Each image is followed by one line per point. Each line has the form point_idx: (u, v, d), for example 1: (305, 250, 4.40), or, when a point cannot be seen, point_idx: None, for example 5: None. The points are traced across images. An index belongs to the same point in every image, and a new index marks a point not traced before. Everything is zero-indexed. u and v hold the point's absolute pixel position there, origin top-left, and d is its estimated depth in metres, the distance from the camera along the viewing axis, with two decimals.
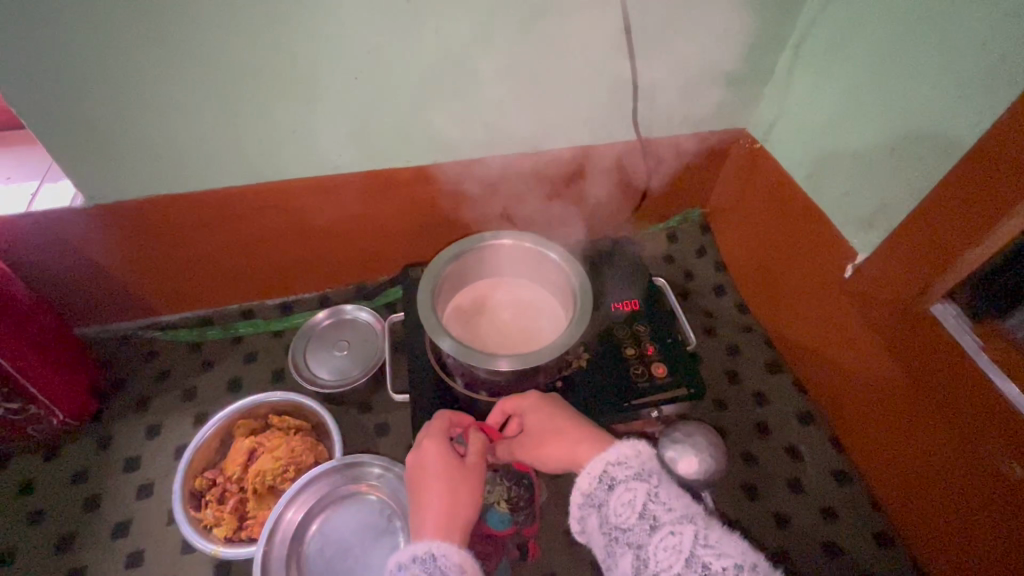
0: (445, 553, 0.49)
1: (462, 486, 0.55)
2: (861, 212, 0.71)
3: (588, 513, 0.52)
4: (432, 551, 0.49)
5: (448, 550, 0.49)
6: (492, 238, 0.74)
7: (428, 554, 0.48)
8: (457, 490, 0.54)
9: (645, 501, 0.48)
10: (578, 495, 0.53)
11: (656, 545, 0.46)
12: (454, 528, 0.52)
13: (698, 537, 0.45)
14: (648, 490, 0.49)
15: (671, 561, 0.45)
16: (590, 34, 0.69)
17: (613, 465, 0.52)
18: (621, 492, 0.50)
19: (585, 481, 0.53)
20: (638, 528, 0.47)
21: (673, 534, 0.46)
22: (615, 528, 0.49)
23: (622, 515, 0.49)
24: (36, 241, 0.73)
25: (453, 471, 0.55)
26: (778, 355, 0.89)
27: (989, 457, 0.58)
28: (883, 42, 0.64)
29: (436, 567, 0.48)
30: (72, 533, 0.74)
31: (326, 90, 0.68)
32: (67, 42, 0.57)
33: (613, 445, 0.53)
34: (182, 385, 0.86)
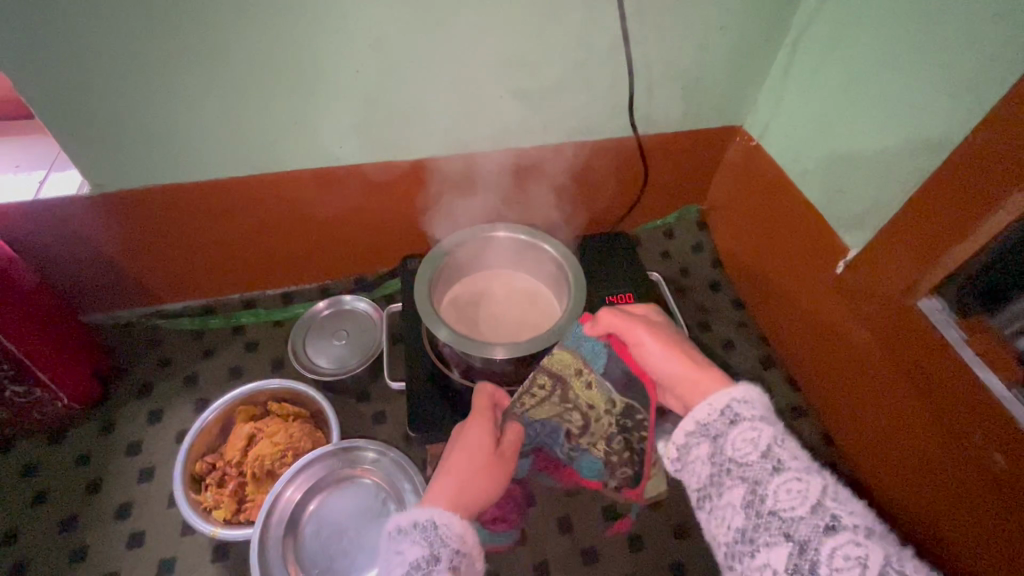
0: (447, 522, 0.45)
1: (491, 470, 0.53)
2: (852, 209, 0.72)
3: (696, 442, 0.46)
4: (435, 519, 0.45)
5: (451, 519, 0.46)
6: (489, 230, 0.75)
7: (431, 522, 0.45)
8: (483, 467, 0.52)
9: (770, 444, 0.42)
10: (687, 422, 0.47)
11: (778, 487, 0.41)
12: (465, 501, 0.49)
13: (827, 490, 0.40)
14: (776, 434, 0.43)
15: (794, 503, 0.40)
16: (589, 31, 0.71)
17: (740, 402, 0.45)
18: (746, 429, 0.44)
19: (702, 410, 0.47)
20: (759, 466, 0.42)
21: (800, 480, 0.41)
22: (731, 463, 0.43)
23: (742, 450, 0.43)
24: (43, 227, 0.75)
25: (486, 454, 0.54)
26: (772, 351, 0.91)
27: (971, 451, 0.59)
28: (875, 40, 0.64)
29: (436, 536, 0.44)
30: (75, 513, 0.75)
31: (328, 83, 0.70)
32: (76, 32, 0.58)
33: (742, 382, 0.46)
34: (184, 371, 0.88)
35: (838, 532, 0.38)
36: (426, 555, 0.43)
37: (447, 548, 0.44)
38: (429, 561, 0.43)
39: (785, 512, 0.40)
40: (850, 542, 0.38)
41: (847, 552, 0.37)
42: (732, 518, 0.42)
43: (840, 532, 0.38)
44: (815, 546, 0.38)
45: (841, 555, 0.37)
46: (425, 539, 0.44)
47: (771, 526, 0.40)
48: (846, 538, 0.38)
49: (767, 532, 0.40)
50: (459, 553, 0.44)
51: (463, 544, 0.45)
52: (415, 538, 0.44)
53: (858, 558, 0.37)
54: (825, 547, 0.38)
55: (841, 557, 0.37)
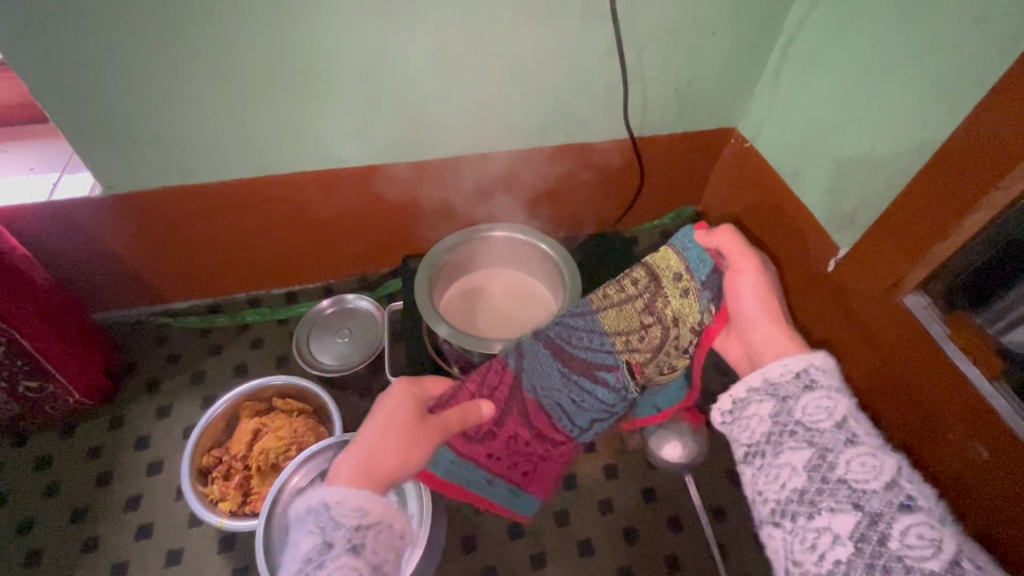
0: (338, 503, 0.43)
1: (414, 438, 0.47)
2: (843, 209, 0.74)
3: (760, 400, 0.47)
4: (326, 501, 0.43)
5: (342, 499, 0.43)
6: (488, 230, 0.77)
7: (322, 505, 0.43)
8: (408, 435, 0.47)
9: (845, 416, 0.44)
10: (755, 378, 0.48)
11: (852, 458, 0.42)
12: (378, 473, 0.45)
13: (901, 471, 0.41)
14: (851, 408, 0.44)
15: (868, 476, 0.41)
16: (584, 36, 0.73)
17: (818, 368, 0.46)
18: (821, 396, 0.45)
19: (775, 369, 0.48)
20: (831, 435, 0.43)
21: (876, 456, 0.42)
22: (800, 425, 0.44)
23: (815, 416, 0.44)
24: (56, 228, 0.78)
25: (412, 420, 0.48)
26: None
27: (958, 442, 0.61)
28: (863, 44, 0.66)
29: (327, 518, 0.42)
30: (86, 505, 0.77)
31: (332, 87, 0.72)
32: (90, 40, 0.61)
33: (819, 351, 0.47)
34: (191, 368, 0.90)
35: (913, 512, 0.39)
36: (318, 544, 0.42)
37: (342, 529, 0.42)
38: (322, 548, 0.42)
39: (857, 482, 0.41)
40: (923, 523, 0.39)
41: (920, 532, 0.38)
42: (793, 479, 0.43)
43: (915, 512, 0.39)
44: (887, 521, 0.39)
45: (914, 533, 0.38)
46: (317, 526, 0.43)
47: (838, 493, 0.41)
48: (922, 518, 0.39)
49: (833, 499, 0.41)
50: (359, 528, 0.43)
51: (363, 519, 0.43)
52: (308, 528, 0.43)
53: (932, 539, 0.38)
54: (898, 524, 0.39)
55: (914, 535, 0.38)
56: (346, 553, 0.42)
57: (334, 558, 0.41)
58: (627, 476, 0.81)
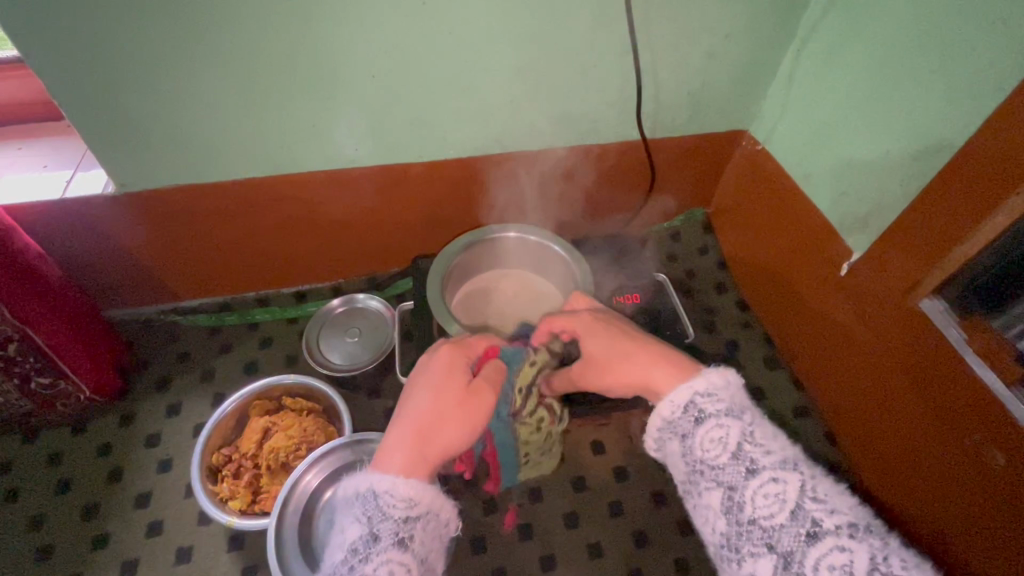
0: (390, 488, 0.43)
1: (466, 409, 0.48)
2: (857, 212, 0.74)
3: (668, 440, 0.48)
4: (377, 487, 0.43)
5: (393, 483, 0.43)
6: (499, 231, 0.77)
7: (371, 490, 0.43)
8: (457, 405, 0.48)
9: (739, 442, 0.44)
10: (656, 420, 0.49)
11: (755, 492, 0.42)
12: (426, 444, 0.46)
13: (805, 490, 0.41)
14: (744, 430, 0.44)
15: (772, 510, 0.41)
16: (598, 37, 0.72)
17: (700, 396, 0.47)
18: (713, 428, 0.45)
19: (666, 408, 0.48)
20: (732, 469, 0.43)
21: (776, 482, 0.42)
22: (702, 464, 0.45)
23: (713, 452, 0.44)
24: (70, 225, 0.78)
25: (456, 400, 0.48)
26: (777, 352, 0.92)
27: (972, 448, 0.60)
28: (879, 46, 0.66)
29: (377, 506, 0.42)
30: (96, 502, 0.78)
31: (344, 86, 0.72)
32: (106, 37, 0.61)
33: (704, 372, 0.48)
34: (201, 366, 0.90)
35: (821, 540, 0.39)
36: (365, 535, 0.42)
37: (389, 520, 0.42)
38: (368, 540, 0.41)
39: (764, 519, 0.41)
40: (833, 549, 0.38)
41: (831, 561, 0.38)
42: (716, 524, 0.44)
43: (822, 540, 0.39)
44: (800, 558, 0.39)
45: (825, 565, 0.38)
46: (364, 515, 0.42)
47: (752, 535, 0.41)
48: (829, 544, 0.38)
49: (751, 543, 0.41)
50: (406, 520, 0.42)
51: (410, 509, 0.43)
52: (354, 516, 0.43)
53: (843, 566, 0.38)
54: (809, 558, 0.39)
55: (826, 567, 0.38)
56: (392, 546, 0.41)
57: (382, 550, 0.41)
58: (637, 480, 0.81)
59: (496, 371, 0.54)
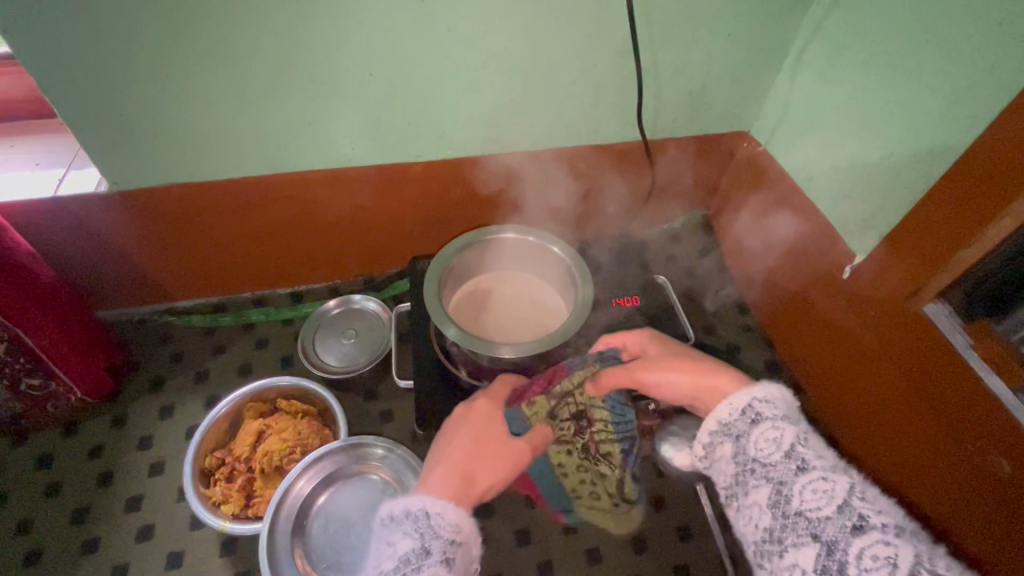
0: (441, 512, 0.46)
1: (504, 452, 0.53)
2: (860, 215, 0.73)
3: (720, 442, 0.49)
4: (429, 509, 0.46)
5: (444, 508, 0.46)
6: (498, 232, 0.76)
7: (423, 511, 0.46)
8: (493, 447, 0.53)
9: (793, 444, 0.45)
10: (710, 423, 0.50)
11: (804, 486, 0.43)
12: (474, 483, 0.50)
13: (854, 489, 0.42)
14: (798, 433, 0.46)
15: (819, 503, 0.42)
16: (598, 36, 0.72)
17: (759, 401, 0.48)
18: (768, 428, 0.46)
19: (723, 409, 0.50)
20: (782, 466, 0.45)
21: (826, 480, 0.43)
22: (755, 461, 0.46)
23: (765, 450, 0.46)
24: (61, 224, 0.77)
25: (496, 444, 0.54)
26: (777, 355, 0.91)
27: (976, 453, 0.59)
28: (882, 47, 0.65)
29: (428, 526, 0.45)
30: (86, 506, 0.76)
31: (342, 85, 0.71)
32: (99, 34, 0.60)
33: (763, 383, 0.49)
34: (195, 368, 0.89)
35: (866, 532, 0.39)
36: (417, 548, 0.43)
37: (440, 540, 0.44)
38: (420, 553, 0.43)
39: (811, 511, 0.42)
40: (878, 542, 0.39)
41: (875, 552, 0.38)
42: (760, 519, 0.44)
43: (868, 532, 0.39)
44: (843, 547, 0.40)
45: (869, 555, 0.38)
46: (416, 530, 0.44)
47: (797, 526, 0.42)
48: (875, 537, 0.39)
49: (795, 533, 0.42)
50: (453, 543, 0.45)
51: (458, 534, 0.45)
52: (406, 530, 0.45)
53: (887, 558, 0.38)
54: (853, 548, 0.39)
55: (870, 557, 0.38)
56: (440, 563, 0.43)
57: (431, 565, 0.42)
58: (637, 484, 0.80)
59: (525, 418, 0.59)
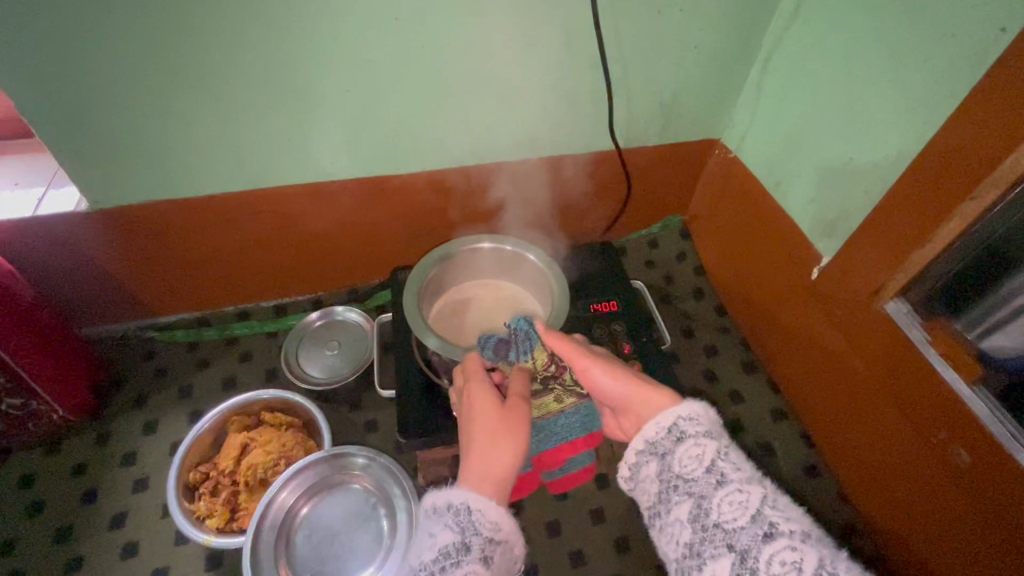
0: (483, 508, 0.46)
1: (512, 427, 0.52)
2: (824, 218, 0.75)
3: (647, 462, 0.51)
4: (471, 504, 0.46)
5: (486, 504, 0.47)
6: (475, 242, 0.78)
7: (466, 506, 0.46)
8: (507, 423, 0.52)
9: (713, 458, 0.47)
10: (639, 441, 0.53)
11: (721, 499, 0.45)
12: (499, 470, 0.49)
13: (767, 499, 0.44)
14: (718, 448, 0.48)
15: (734, 515, 0.44)
16: (569, 49, 0.74)
17: (683, 419, 0.50)
18: (690, 445, 0.49)
19: (651, 429, 0.52)
20: (703, 481, 0.47)
21: (741, 491, 0.45)
22: (678, 478, 0.48)
23: (689, 467, 0.48)
24: (41, 243, 0.77)
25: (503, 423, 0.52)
26: (753, 355, 0.93)
27: (939, 446, 0.62)
28: (842, 56, 0.68)
29: (470, 522, 0.46)
30: (70, 524, 0.76)
31: (319, 102, 0.73)
32: (77, 56, 0.61)
33: (686, 400, 0.51)
34: (178, 383, 0.89)
35: (776, 539, 0.42)
36: (458, 543, 0.45)
37: (479, 537, 0.45)
38: (459, 548, 0.44)
39: (727, 523, 0.44)
40: (786, 547, 0.41)
41: (783, 558, 0.41)
42: (681, 533, 0.47)
43: (777, 539, 0.42)
44: (755, 554, 0.42)
45: (778, 560, 0.41)
46: (457, 525, 0.46)
47: (715, 538, 0.44)
48: (783, 543, 0.41)
49: (713, 545, 0.44)
50: (492, 541, 0.46)
51: (496, 533, 0.46)
52: (447, 523, 0.46)
53: (794, 563, 0.40)
54: (763, 555, 0.42)
55: (778, 563, 0.41)
56: (479, 560, 0.44)
57: (470, 561, 0.43)
58: (618, 485, 0.81)
59: (519, 386, 0.57)
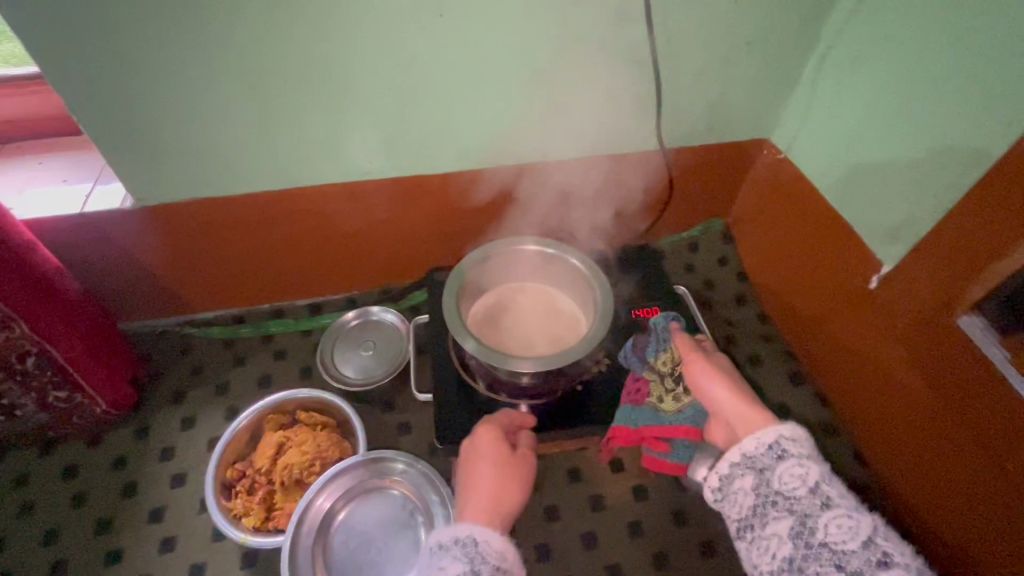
0: (488, 539, 0.49)
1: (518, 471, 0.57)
2: (885, 224, 0.71)
3: (743, 475, 0.52)
4: (476, 535, 0.49)
5: (490, 536, 0.49)
6: (517, 244, 0.75)
7: (472, 538, 0.49)
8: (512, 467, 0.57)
9: (818, 481, 0.48)
10: (735, 453, 0.53)
11: (829, 521, 0.46)
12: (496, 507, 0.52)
13: (877, 528, 0.45)
14: (823, 472, 0.48)
15: (844, 538, 0.45)
16: (615, 46, 0.71)
17: (786, 439, 0.51)
18: (792, 465, 0.49)
19: (749, 443, 0.52)
20: (807, 501, 0.47)
21: (850, 517, 0.46)
22: (778, 495, 0.49)
23: (790, 485, 0.49)
24: (87, 239, 0.78)
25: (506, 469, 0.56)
26: (801, 366, 0.89)
27: (1013, 473, 0.58)
28: (911, 52, 0.64)
29: (477, 553, 0.48)
30: (110, 517, 0.77)
31: (358, 100, 0.72)
32: (126, 54, 0.61)
33: (789, 422, 0.52)
34: (215, 379, 0.90)
35: (890, 567, 0.43)
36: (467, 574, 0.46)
37: (487, 566, 0.47)
38: None
39: (835, 545, 0.45)
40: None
41: None
42: (779, 548, 0.48)
43: (891, 568, 0.43)
44: None
45: None
46: (466, 556, 0.47)
47: (821, 556, 0.45)
48: (899, 573, 0.42)
49: (817, 563, 0.45)
50: (499, 570, 0.48)
51: (503, 562, 0.48)
52: (455, 555, 0.48)
53: None
54: None
55: None
56: None
57: None
58: (657, 498, 0.79)
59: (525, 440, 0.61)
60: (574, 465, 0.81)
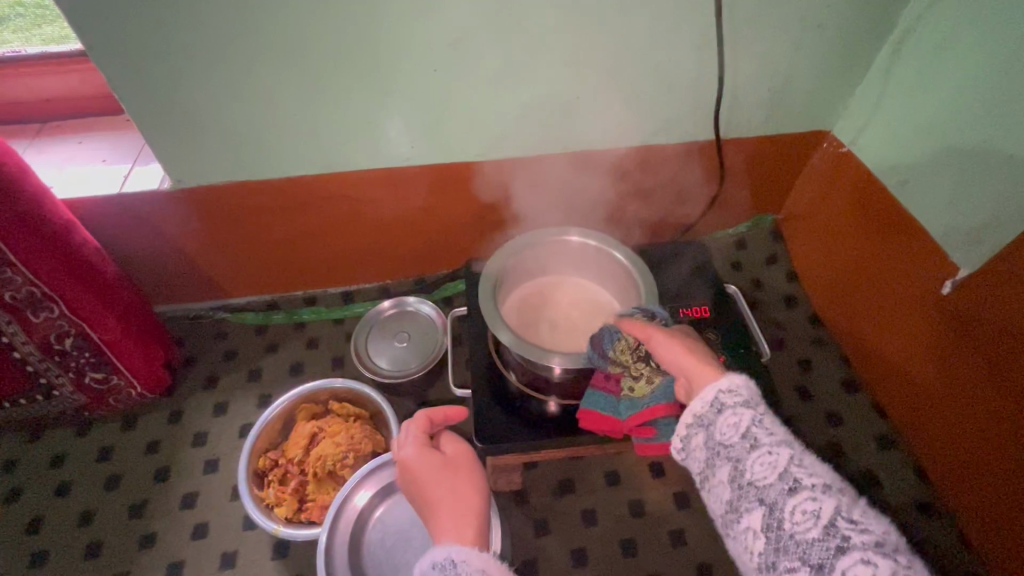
0: (467, 558, 0.43)
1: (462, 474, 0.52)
2: (967, 226, 0.66)
3: (693, 434, 0.47)
4: (453, 556, 0.43)
5: (469, 554, 0.43)
6: (560, 233, 0.72)
7: (450, 559, 0.43)
8: (457, 476, 0.52)
9: (749, 425, 0.44)
10: (685, 415, 0.48)
11: (754, 460, 0.43)
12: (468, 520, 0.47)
13: (795, 458, 0.42)
14: (754, 416, 0.44)
15: (766, 473, 0.42)
16: (677, 27, 0.67)
17: (723, 393, 0.46)
18: (729, 415, 0.45)
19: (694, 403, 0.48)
20: (737, 444, 0.44)
21: (772, 453, 0.42)
22: (715, 444, 0.45)
23: (725, 434, 0.45)
24: (126, 220, 0.77)
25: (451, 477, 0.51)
26: (856, 373, 0.84)
27: None
28: (1008, 37, 0.58)
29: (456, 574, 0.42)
30: (144, 500, 0.77)
31: (403, 83, 0.68)
32: (169, 31, 0.59)
33: (728, 373, 0.47)
34: (247, 365, 0.89)
35: (799, 493, 0.40)
36: None
37: None
38: None
39: (758, 481, 0.42)
40: (808, 499, 0.39)
41: (805, 508, 0.39)
42: (721, 493, 0.44)
43: (801, 492, 0.40)
44: (782, 506, 0.40)
45: (800, 510, 0.39)
46: None
47: (747, 494, 0.42)
48: (804, 496, 0.39)
49: (746, 501, 0.42)
50: None
51: None
52: None
53: (814, 512, 0.39)
54: (788, 506, 0.40)
55: (800, 513, 0.39)
56: None
57: None
58: (700, 507, 0.75)
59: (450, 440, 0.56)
60: (613, 467, 0.78)
